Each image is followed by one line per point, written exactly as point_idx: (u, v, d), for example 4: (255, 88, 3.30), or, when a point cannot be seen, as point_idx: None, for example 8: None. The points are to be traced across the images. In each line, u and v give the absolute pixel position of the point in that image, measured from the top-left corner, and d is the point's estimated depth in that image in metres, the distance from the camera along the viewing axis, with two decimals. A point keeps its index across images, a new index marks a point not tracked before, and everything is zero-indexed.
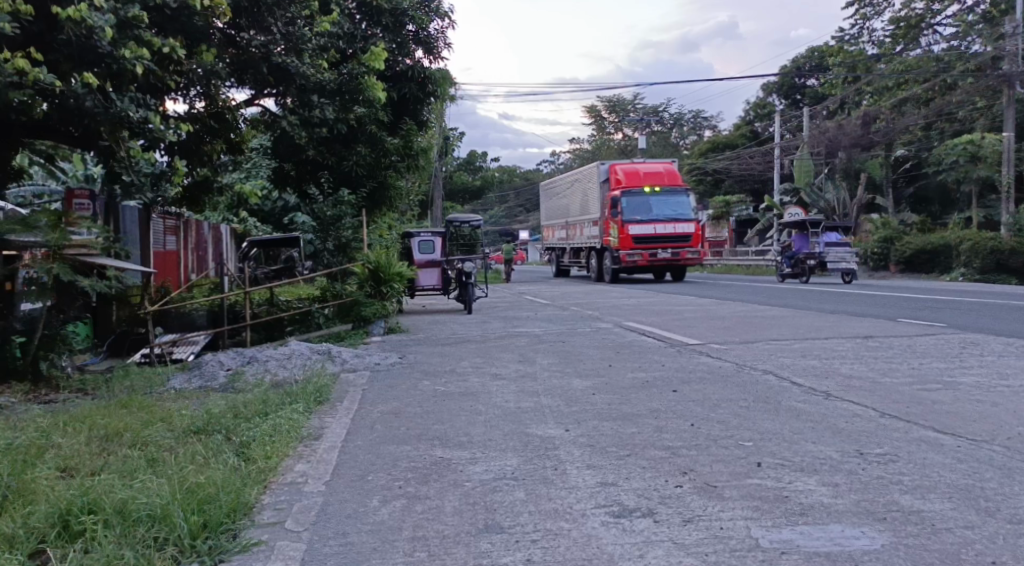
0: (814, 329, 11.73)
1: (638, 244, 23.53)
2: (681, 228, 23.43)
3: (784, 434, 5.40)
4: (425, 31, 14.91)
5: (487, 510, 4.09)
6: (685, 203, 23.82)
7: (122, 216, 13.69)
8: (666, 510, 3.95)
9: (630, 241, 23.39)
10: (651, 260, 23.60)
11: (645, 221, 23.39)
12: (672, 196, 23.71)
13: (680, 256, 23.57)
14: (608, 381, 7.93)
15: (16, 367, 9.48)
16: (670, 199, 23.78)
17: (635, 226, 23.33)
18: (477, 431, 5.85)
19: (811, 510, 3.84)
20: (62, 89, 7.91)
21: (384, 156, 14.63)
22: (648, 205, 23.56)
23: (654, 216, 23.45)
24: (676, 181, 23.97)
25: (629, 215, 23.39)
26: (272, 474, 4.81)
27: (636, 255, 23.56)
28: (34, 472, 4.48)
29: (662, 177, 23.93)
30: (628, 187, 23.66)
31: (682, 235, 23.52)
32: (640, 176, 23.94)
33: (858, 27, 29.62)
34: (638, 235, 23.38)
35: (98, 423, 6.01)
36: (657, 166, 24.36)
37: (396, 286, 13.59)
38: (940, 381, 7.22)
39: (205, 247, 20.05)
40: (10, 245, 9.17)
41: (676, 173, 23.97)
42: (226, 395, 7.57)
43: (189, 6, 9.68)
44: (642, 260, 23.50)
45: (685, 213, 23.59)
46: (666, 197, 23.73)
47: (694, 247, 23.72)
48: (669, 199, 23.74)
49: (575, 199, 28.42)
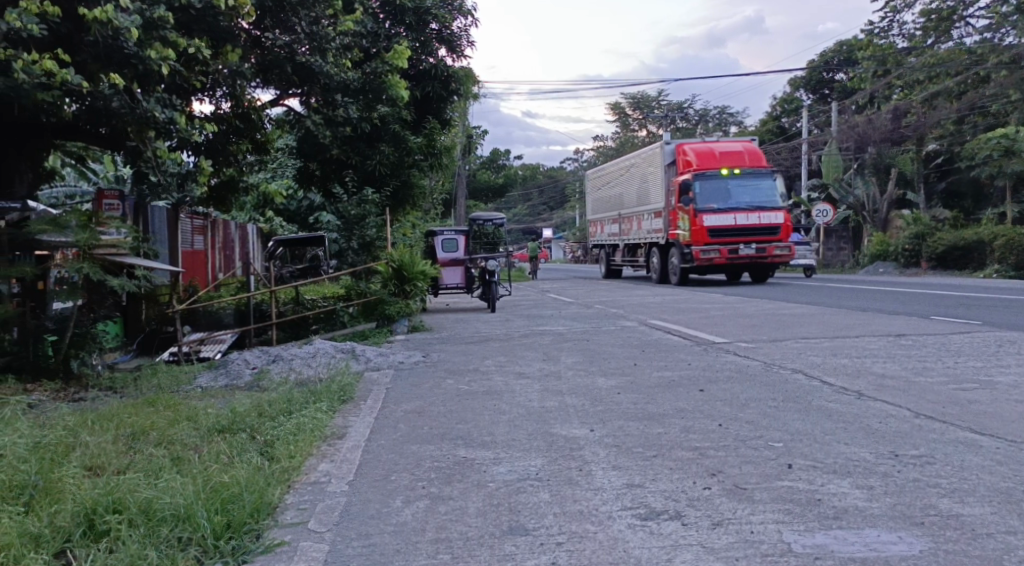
0: (843, 327, 11.57)
1: (714, 238, 19.58)
2: (766, 219, 19.51)
3: (815, 435, 5.30)
4: (448, 29, 14.92)
5: (511, 511, 4.05)
6: (771, 189, 19.88)
7: (150, 215, 13.79)
8: (695, 513, 3.88)
9: (704, 234, 19.45)
10: (731, 257, 19.67)
11: (723, 210, 19.50)
12: (755, 180, 19.83)
13: (767, 252, 19.56)
14: (633, 380, 7.86)
15: (48, 365, 9.52)
16: (753, 184, 19.86)
17: (710, 216, 19.41)
18: (501, 431, 5.81)
19: (845, 514, 3.76)
20: (90, 90, 7.96)
21: (407, 156, 14.83)
22: (727, 191, 19.72)
23: (734, 204, 19.60)
24: (759, 162, 20.07)
25: (703, 203, 19.57)
26: (296, 473, 4.79)
27: (712, 252, 19.61)
28: (61, 471, 4.49)
29: (743, 157, 20.02)
30: (702, 170, 19.81)
31: (767, 227, 19.59)
32: (716, 155, 20.05)
33: (888, 21, 29.20)
34: (714, 227, 19.42)
35: (124, 422, 6.03)
36: (735, 145, 20.49)
37: (419, 285, 13.53)
38: (977, 381, 7.07)
39: (231, 247, 20.19)
40: (41, 245, 9.23)
41: (758, 153, 20.14)
42: (251, 393, 7.59)
43: (214, 6, 9.70)
44: (721, 258, 19.49)
45: (771, 201, 19.71)
46: (749, 180, 19.86)
47: (783, 242, 19.70)
48: (752, 183, 19.83)
49: (628, 190, 25.49)
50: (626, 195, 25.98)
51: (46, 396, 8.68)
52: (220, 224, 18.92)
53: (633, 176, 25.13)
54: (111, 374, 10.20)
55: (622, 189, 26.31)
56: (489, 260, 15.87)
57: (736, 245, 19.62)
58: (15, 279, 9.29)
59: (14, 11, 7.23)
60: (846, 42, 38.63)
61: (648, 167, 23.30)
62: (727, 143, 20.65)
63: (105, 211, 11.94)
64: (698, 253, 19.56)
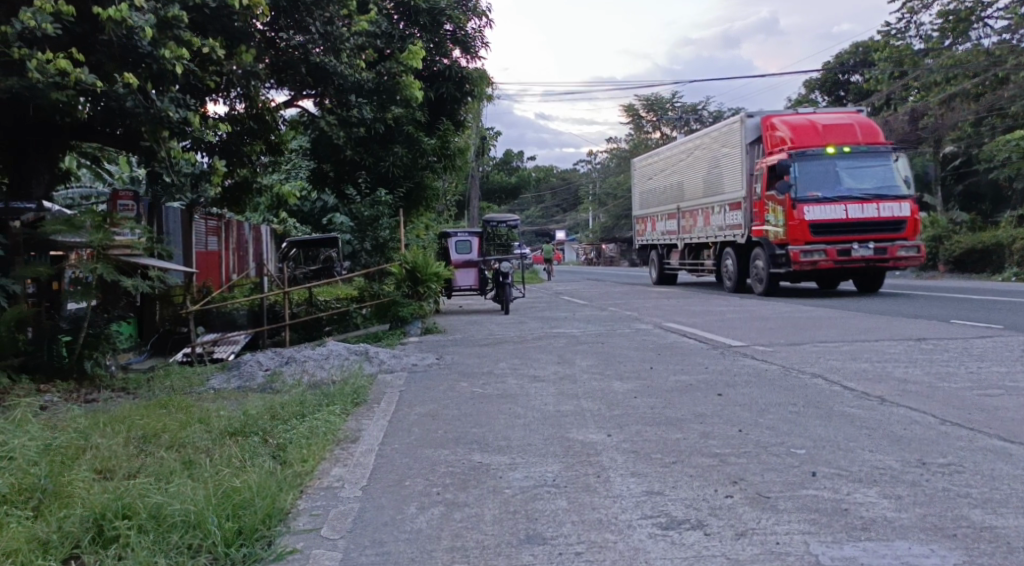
0: (862, 331, 11.41)
1: (817, 235, 15.26)
2: (887, 210, 15.10)
3: (839, 442, 5.18)
4: (463, 31, 14.84)
5: (528, 519, 3.95)
6: (890, 170, 15.46)
7: (164, 216, 13.78)
8: (717, 523, 3.78)
9: (806, 229, 15.15)
10: (841, 261, 15.28)
11: (830, 199, 15.22)
12: (869, 158, 15.44)
13: (888, 253, 15.17)
14: (650, 384, 7.75)
15: (63, 366, 9.51)
16: (866, 163, 15.46)
17: (812, 207, 15.16)
18: (517, 435, 5.71)
19: (874, 525, 3.65)
20: (104, 90, 7.91)
21: (421, 157, 14.74)
22: (834, 173, 15.42)
23: (844, 191, 15.27)
24: (875, 137, 15.72)
25: (804, 189, 15.30)
26: (309, 477, 4.72)
27: (816, 253, 15.22)
28: (71, 474, 4.43)
29: (854, 132, 15.73)
30: (802, 148, 15.58)
31: (888, 221, 15.19)
32: (817, 130, 15.75)
33: (904, 22, 28.92)
34: (817, 220, 15.15)
35: (135, 424, 5.97)
36: (841, 116, 16.24)
37: (433, 286, 13.41)
38: (1002, 387, 6.91)
39: (245, 248, 20.19)
40: (55, 245, 9.21)
41: (873, 126, 15.85)
42: (264, 396, 7.52)
43: (228, 5, 9.66)
44: (826, 261, 15.19)
45: (892, 187, 15.31)
46: (862, 159, 15.46)
47: (910, 241, 15.27)
48: (866, 162, 15.44)
49: (687, 179, 21.87)
50: (695, 180, 21.09)
51: (60, 397, 8.66)
52: (234, 225, 18.94)
53: (711, 153, 19.84)
54: (125, 375, 10.18)
55: (681, 179, 22.63)
56: (503, 262, 15.78)
57: (848, 244, 15.25)
58: (30, 279, 9.27)
59: (28, 10, 7.20)
60: (862, 44, 38.34)
61: (720, 148, 19.21)
62: (829, 115, 16.32)
63: (120, 211, 11.94)
64: (798, 254, 15.23)
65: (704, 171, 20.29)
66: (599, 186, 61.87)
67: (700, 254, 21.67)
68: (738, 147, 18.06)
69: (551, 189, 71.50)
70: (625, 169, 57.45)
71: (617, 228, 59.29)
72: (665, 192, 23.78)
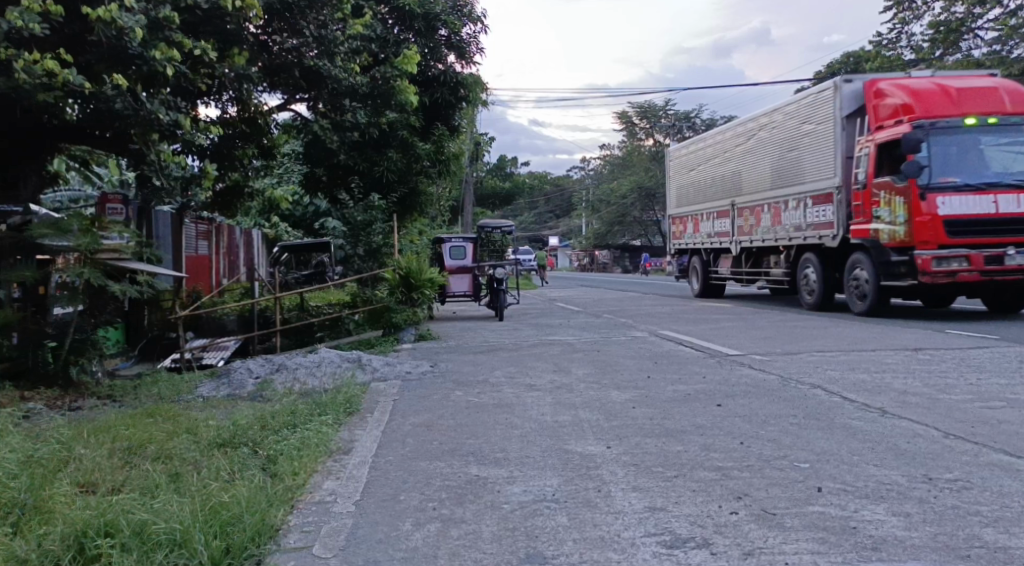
0: (859, 340, 11.32)
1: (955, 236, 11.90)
2: None
3: (843, 455, 5.06)
4: (458, 36, 14.72)
5: (527, 536, 3.82)
6: None
7: (154, 220, 13.62)
8: (723, 541, 3.66)
9: (939, 228, 11.85)
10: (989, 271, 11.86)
11: (974, 188, 11.87)
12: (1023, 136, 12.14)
13: None
14: (648, 393, 7.63)
15: (50, 372, 9.35)
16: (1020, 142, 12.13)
17: (948, 198, 11.85)
18: (514, 446, 5.57)
19: (884, 544, 3.54)
20: (94, 92, 7.75)
21: (416, 162, 14.65)
22: (977, 154, 12.06)
23: (992, 178, 11.92)
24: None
25: (937, 174, 11.98)
26: (300, 491, 4.58)
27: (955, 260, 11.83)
28: (53, 488, 4.28)
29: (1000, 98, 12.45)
30: (936, 120, 12.20)
31: None
32: (952, 96, 12.40)
33: (897, 32, 28.97)
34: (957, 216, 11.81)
35: (122, 434, 5.83)
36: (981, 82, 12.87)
37: (426, 292, 13.30)
38: (1004, 399, 6.81)
39: (236, 252, 20.02)
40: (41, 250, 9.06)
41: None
42: (254, 404, 7.36)
43: (221, 6, 9.53)
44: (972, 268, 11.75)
45: None
46: (1014, 136, 12.11)
47: None
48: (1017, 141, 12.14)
49: (745, 171, 18.41)
50: (794, 163, 15.99)
51: (45, 405, 8.49)
52: (225, 229, 18.76)
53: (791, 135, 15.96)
54: (112, 382, 10.01)
55: (748, 163, 18.13)
56: (497, 268, 15.68)
57: (999, 248, 11.88)
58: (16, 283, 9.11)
59: (15, 10, 7.05)
60: (854, 54, 38.45)
61: (800, 129, 15.69)
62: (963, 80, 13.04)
63: (108, 215, 11.78)
64: (929, 260, 11.81)
65: (773, 164, 16.95)
66: (593, 193, 61.83)
67: (763, 263, 18.14)
68: (821, 133, 14.89)
69: (545, 195, 71.45)
70: (618, 176, 57.45)
71: (610, 235, 59.25)
72: (727, 181, 19.15)
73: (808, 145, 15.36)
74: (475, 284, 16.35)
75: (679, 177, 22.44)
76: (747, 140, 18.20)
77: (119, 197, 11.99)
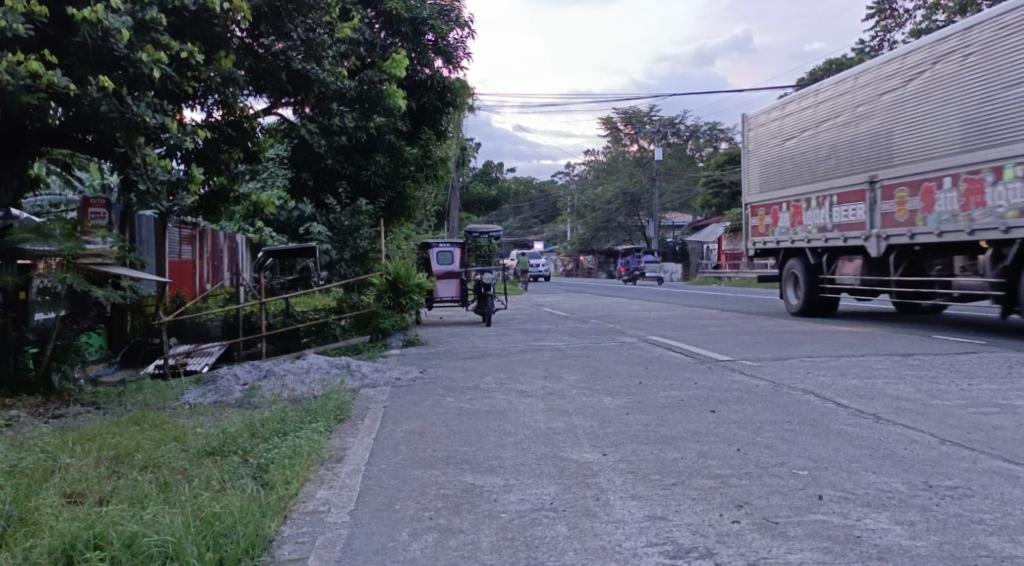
0: (849, 346, 11.33)
1: None
2: None
3: (842, 462, 5.02)
4: (445, 41, 14.64)
5: (527, 547, 3.75)
6: None
7: (137, 224, 13.47)
8: (726, 550, 3.61)
9: None
10: None
11: None
12: None
13: None
14: (640, 399, 7.57)
15: (32, 379, 9.21)
16: None
17: None
18: (509, 454, 5.50)
19: (890, 554, 3.50)
20: (78, 94, 7.63)
21: (403, 166, 14.64)
22: None
23: None
24: None
25: None
26: (292, 501, 4.49)
27: None
28: (39, 499, 4.18)
29: None
30: None
31: None
32: None
33: (879, 40, 29.15)
34: None
35: (108, 442, 5.72)
36: None
37: (415, 298, 13.15)
38: (997, 405, 6.80)
39: (220, 257, 19.83)
40: (23, 255, 8.93)
41: None
42: (242, 411, 7.25)
43: (208, 8, 9.43)
44: None
45: None
46: None
47: None
48: None
49: (864, 137, 13.34)
50: (934, 135, 11.66)
51: (28, 412, 8.35)
52: (209, 234, 18.58)
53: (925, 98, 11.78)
54: (96, 388, 9.87)
55: (886, 126, 12.78)
56: (486, 274, 15.59)
57: None
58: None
59: None
60: (835, 61, 38.74)
61: (993, 66, 10.54)
62: None
63: (91, 220, 11.65)
64: None
65: (955, 114, 11.21)
66: (577, 199, 61.88)
67: (927, 268, 12.77)
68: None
69: (530, 200, 71.47)
70: (602, 181, 57.55)
71: (596, 241, 59.31)
72: (855, 154, 13.63)
73: (1017, 88, 10.16)
74: (462, 287, 16.29)
75: (759, 156, 16.95)
76: (870, 97, 13.17)
77: (102, 201, 11.85)
